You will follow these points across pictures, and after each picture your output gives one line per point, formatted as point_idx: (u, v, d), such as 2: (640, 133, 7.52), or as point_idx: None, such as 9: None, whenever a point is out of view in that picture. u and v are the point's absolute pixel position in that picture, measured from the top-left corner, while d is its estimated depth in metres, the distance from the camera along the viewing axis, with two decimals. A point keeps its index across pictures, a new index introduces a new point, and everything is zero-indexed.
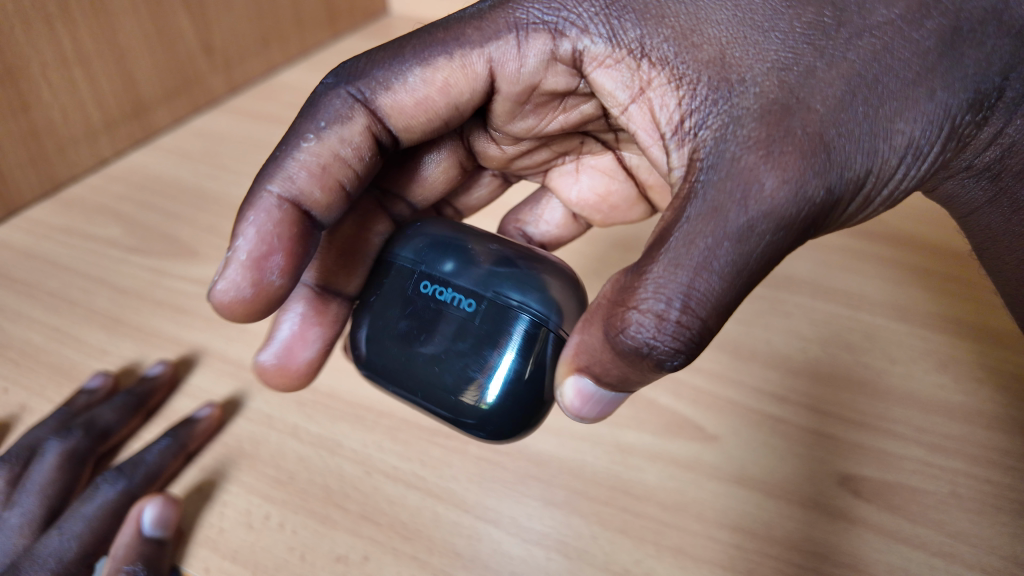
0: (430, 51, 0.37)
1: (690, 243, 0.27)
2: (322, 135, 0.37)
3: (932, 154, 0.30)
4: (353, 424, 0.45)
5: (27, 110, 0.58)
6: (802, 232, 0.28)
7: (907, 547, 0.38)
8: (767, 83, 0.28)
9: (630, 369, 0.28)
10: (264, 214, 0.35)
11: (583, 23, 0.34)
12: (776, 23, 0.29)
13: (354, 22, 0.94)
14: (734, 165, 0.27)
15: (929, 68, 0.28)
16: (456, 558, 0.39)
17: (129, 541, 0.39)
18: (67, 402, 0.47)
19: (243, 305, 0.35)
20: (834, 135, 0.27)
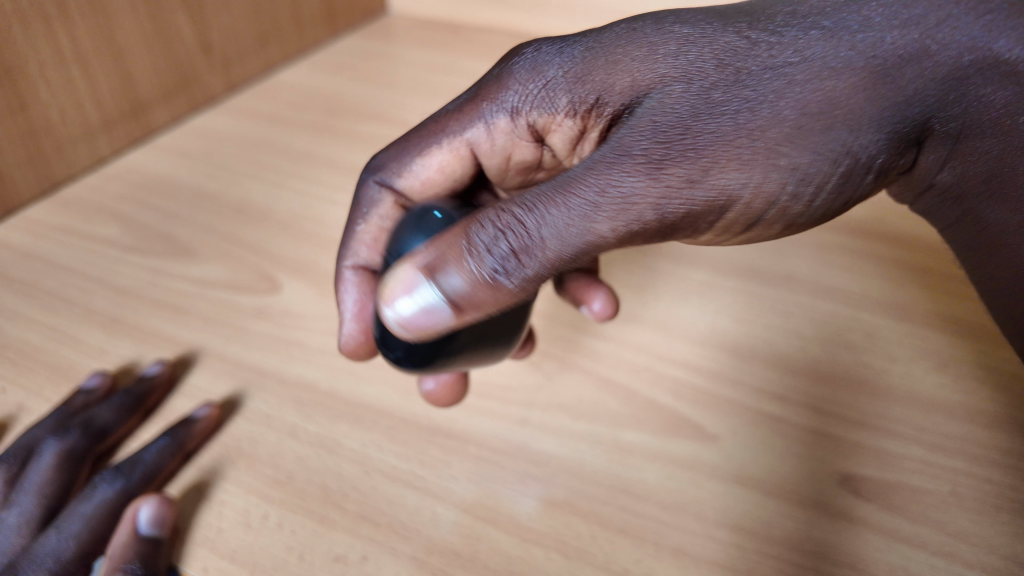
0: (424, 142, 0.47)
1: (566, 190, 0.34)
2: (367, 216, 0.48)
3: (828, 180, 0.34)
4: (352, 424, 0.45)
5: (25, 110, 0.58)
6: (669, 221, 0.35)
7: (907, 547, 0.38)
8: (670, 97, 0.36)
9: (473, 281, 0.34)
10: (352, 283, 0.49)
11: (528, 103, 0.43)
12: (697, 57, 0.36)
13: (352, 21, 0.94)
14: (612, 154, 0.34)
15: (833, 102, 0.33)
16: (456, 558, 0.38)
17: (127, 540, 0.38)
18: (65, 402, 0.46)
19: (358, 347, 0.46)
20: (705, 143, 0.34)
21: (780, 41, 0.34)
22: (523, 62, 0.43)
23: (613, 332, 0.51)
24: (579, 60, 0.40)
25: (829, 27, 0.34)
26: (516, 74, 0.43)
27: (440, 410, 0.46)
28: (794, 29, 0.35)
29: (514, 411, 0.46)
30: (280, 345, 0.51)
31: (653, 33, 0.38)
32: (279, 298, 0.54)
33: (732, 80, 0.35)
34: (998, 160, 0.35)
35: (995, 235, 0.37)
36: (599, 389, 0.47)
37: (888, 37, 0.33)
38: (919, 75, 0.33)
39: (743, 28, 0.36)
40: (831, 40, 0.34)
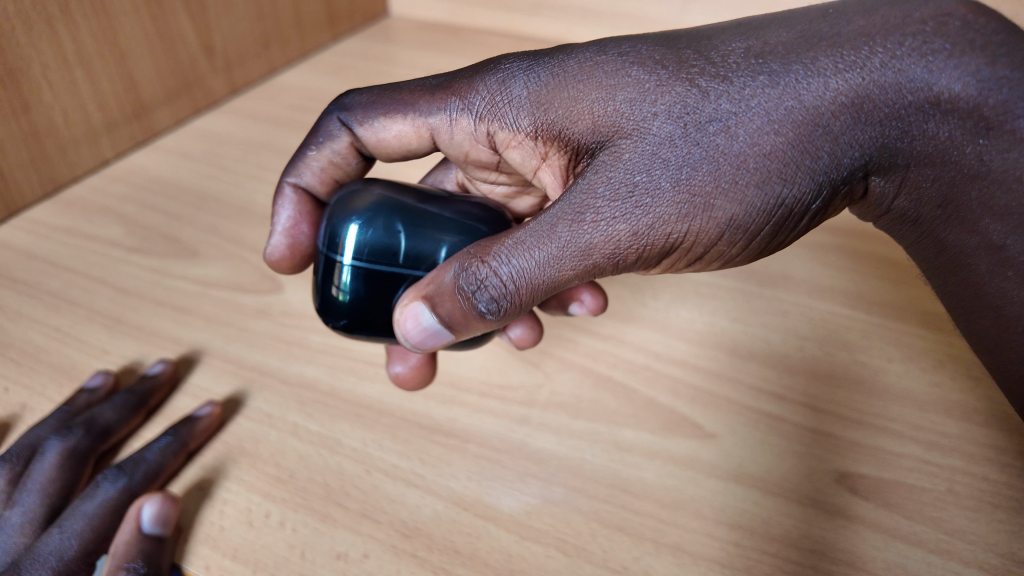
0: (392, 106, 0.44)
1: (530, 243, 0.36)
2: (322, 147, 0.47)
3: (761, 228, 0.35)
4: (353, 423, 0.46)
5: (28, 111, 0.58)
6: (628, 264, 0.37)
7: (905, 545, 0.38)
8: (624, 144, 0.35)
9: (458, 315, 0.37)
10: (290, 200, 0.48)
11: (490, 114, 0.41)
12: (649, 100, 0.35)
13: (353, 24, 0.95)
14: (572, 206, 0.36)
15: (770, 160, 0.33)
16: (457, 556, 0.39)
17: (129, 538, 0.39)
18: (67, 402, 0.47)
19: (283, 261, 0.50)
20: (654, 199, 0.35)
21: (721, 87, 0.34)
22: (495, 69, 0.41)
23: (612, 332, 0.51)
24: (545, 83, 0.39)
25: (770, 74, 0.33)
26: (486, 81, 0.40)
27: (440, 409, 0.47)
28: (738, 73, 0.34)
29: (514, 410, 0.46)
30: (280, 344, 0.51)
31: (604, 68, 0.37)
32: (280, 298, 0.55)
33: (677, 130, 0.34)
34: (950, 187, 0.34)
35: (953, 255, 0.36)
36: (598, 388, 0.47)
37: (829, 85, 0.33)
38: (856, 125, 0.33)
39: (687, 69, 0.35)
40: (772, 87, 0.33)
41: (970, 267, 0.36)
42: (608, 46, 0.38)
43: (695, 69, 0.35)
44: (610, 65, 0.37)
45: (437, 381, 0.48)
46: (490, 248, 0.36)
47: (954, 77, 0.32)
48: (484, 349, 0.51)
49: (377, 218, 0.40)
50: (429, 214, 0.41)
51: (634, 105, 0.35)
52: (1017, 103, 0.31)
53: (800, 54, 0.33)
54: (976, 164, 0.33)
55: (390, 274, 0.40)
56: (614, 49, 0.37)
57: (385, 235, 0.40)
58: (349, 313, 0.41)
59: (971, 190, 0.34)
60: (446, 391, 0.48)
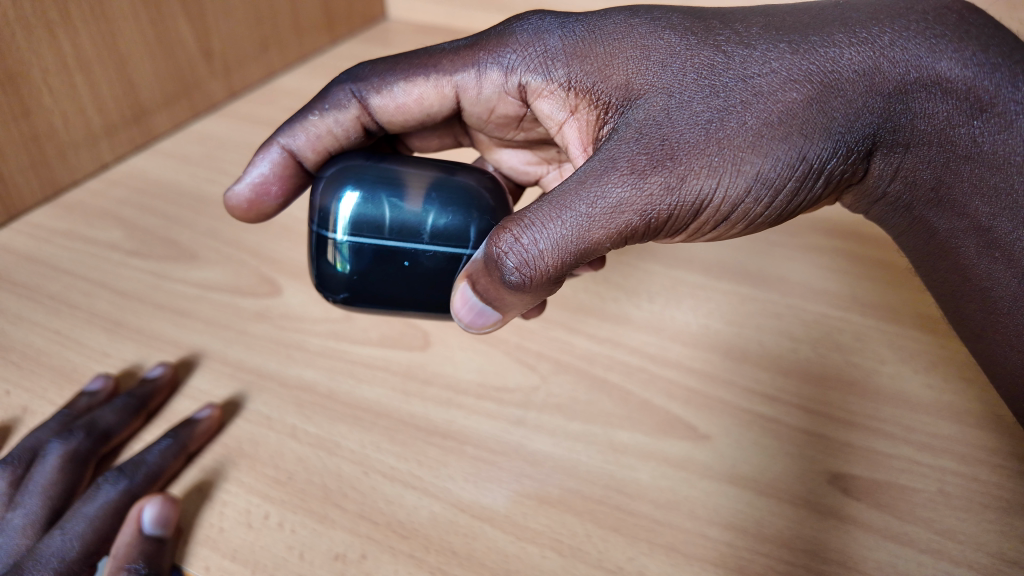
0: (414, 70, 0.45)
1: (561, 203, 0.35)
2: (326, 114, 0.46)
3: (785, 188, 0.35)
4: (351, 425, 0.46)
5: (28, 116, 0.58)
6: (651, 231, 0.36)
7: (896, 545, 0.39)
8: (654, 101, 0.36)
9: (492, 284, 0.37)
10: (271, 158, 0.48)
11: (525, 65, 0.42)
12: (677, 62, 0.36)
13: (353, 27, 0.96)
14: (603, 163, 0.35)
15: (792, 116, 0.34)
16: (453, 557, 0.39)
17: (130, 539, 0.39)
18: (68, 405, 0.47)
19: (239, 209, 0.50)
20: (683, 152, 0.34)
21: (747, 53, 0.35)
22: (525, 24, 0.42)
23: (607, 333, 0.52)
24: (579, 37, 0.40)
25: (789, 44, 0.35)
26: (518, 35, 0.42)
27: (437, 411, 0.47)
28: (763, 41, 0.35)
29: (511, 412, 0.47)
30: (279, 347, 0.52)
31: (638, 29, 0.38)
32: (279, 301, 0.55)
33: (707, 89, 0.35)
34: (944, 169, 0.35)
35: (942, 240, 0.37)
36: (594, 390, 0.48)
37: (844, 55, 0.34)
38: (874, 90, 0.34)
39: (715, 37, 0.36)
40: (795, 54, 0.34)
41: (958, 251, 0.37)
42: (638, 13, 0.39)
43: (723, 37, 0.36)
44: (643, 28, 0.38)
45: (434, 383, 0.49)
46: (518, 219, 0.35)
47: (958, 57, 0.33)
48: (481, 350, 0.51)
49: (368, 191, 0.41)
50: (418, 184, 0.42)
51: (665, 67, 0.36)
52: (1008, 87, 0.33)
53: (817, 26, 0.35)
54: (970, 146, 0.34)
55: (378, 245, 0.41)
56: (646, 14, 0.39)
57: (370, 207, 0.41)
58: (347, 285, 0.42)
59: (963, 172, 0.35)
60: (444, 393, 0.48)
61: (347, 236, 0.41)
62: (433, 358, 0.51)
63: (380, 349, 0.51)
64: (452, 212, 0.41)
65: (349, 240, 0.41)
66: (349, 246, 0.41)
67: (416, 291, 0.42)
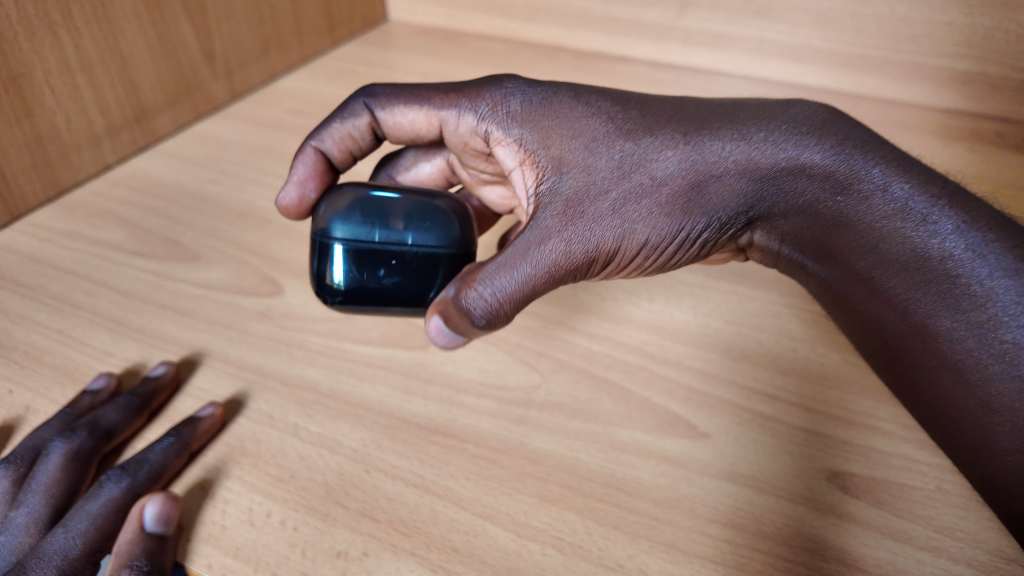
0: (414, 98, 0.48)
1: (511, 265, 0.39)
2: (345, 121, 0.51)
3: (672, 249, 0.42)
4: (353, 424, 0.46)
5: (31, 118, 0.59)
6: (581, 271, 0.42)
7: (895, 543, 0.39)
8: (577, 176, 0.41)
9: (459, 321, 0.40)
10: (307, 159, 0.52)
11: (492, 118, 0.45)
12: (597, 142, 0.41)
13: (353, 30, 0.98)
14: (538, 230, 0.40)
15: (679, 198, 0.40)
16: (454, 554, 0.39)
17: (133, 537, 0.40)
18: (70, 403, 0.47)
19: (291, 208, 0.53)
20: (597, 223, 0.40)
21: (647, 139, 0.40)
22: (501, 86, 0.45)
23: (606, 332, 0.52)
24: (534, 106, 0.44)
25: (681, 134, 0.40)
26: (491, 92, 0.45)
27: (438, 410, 0.47)
28: (662, 129, 0.40)
29: (511, 411, 0.47)
30: (281, 346, 0.52)
31: (571, 110, 0.42)
32: (280, 301, 0.56)
33: (616, 169, 0.40)
34: (823, 236, 0.40)
35: (835, 292, 0.41)
36: (594, 389, 0.48)
37: (726, 147, 0.39)
38: (749, 171, 0.39)
39: (626, 125, 0.41)
40: (684, 143, 0.40)
41: (851, 299, 0.40)
42: (578, 94, 0.43)
43: (632, 122, 0.41)
44: (574, 108, 0.42)
45: (435, 382, 0.49)
46: (479, 273, 0.40)
47: (814, 150, 0.39)
48: (482, 349, 0.51)
49: (355, 215, 0.43)
50: (400, 207, 0.44)
51: (586, 145, 0.41)
52: (862, 170, 0.38)
53: (708, 118, 0.41)
54: (837, 218, 0.39)
55: (367, 248, 0.43)
56: (577, 95, 0.43)
57: (357, 230, 0.43)
58: (343, 289, 0.44)
59: (840, 239, 0.39)
60: (444, 392, 0.48)
61: (340, 256, 0.43)
62: (434, 357, 0.51)
63: (382, 348, 0.52)
64: (432, 228, 0.44)
65: (341, 261, 0.43)
66: (342, 266, 0.43)
67: (405, 292, 0.44)
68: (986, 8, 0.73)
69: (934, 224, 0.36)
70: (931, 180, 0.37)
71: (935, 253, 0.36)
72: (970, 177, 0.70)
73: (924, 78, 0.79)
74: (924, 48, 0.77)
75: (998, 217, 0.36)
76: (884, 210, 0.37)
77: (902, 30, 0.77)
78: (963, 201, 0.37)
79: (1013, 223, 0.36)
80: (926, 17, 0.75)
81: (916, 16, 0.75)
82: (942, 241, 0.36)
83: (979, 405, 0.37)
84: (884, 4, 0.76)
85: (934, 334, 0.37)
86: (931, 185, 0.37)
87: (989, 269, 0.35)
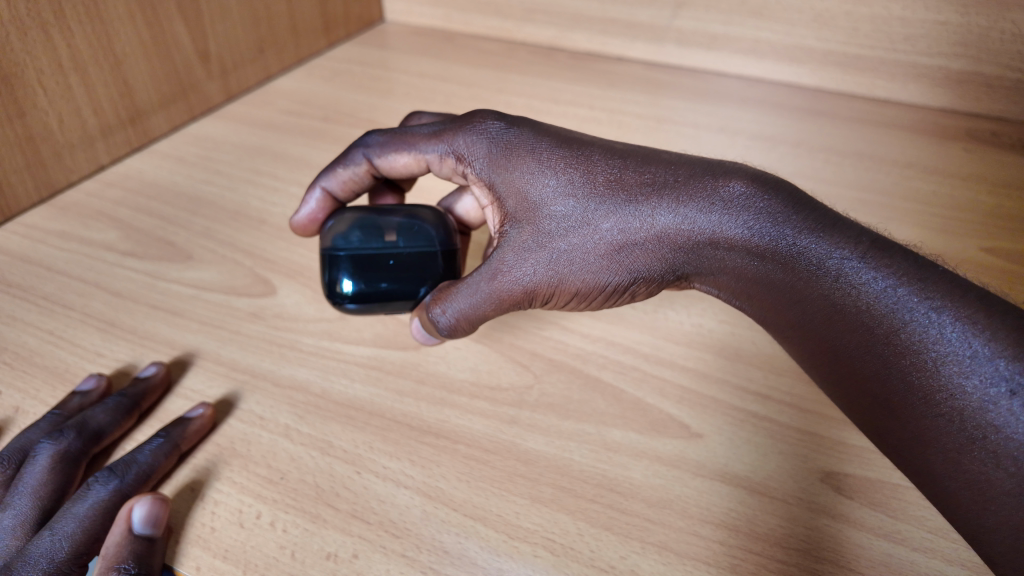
0: (403, 145, 0.48)
1: (464, 293, 0.42)
2: (347, 168, 0.50)
3: (606, 297, 0.43)
4: (345, 424, 0.46)
5: (24, 117, 0.58)
6: (533, 302, 0.43)
7: (889, 543, 0.39)
8: (525, 228, 0.42)
9: (431, 327, 0.45)
10: (316, 199, 0.52)
11: (467, 158, 0.45)
12: (543, 197, 0.42)
13: (348, 30, 0.99)
14: (487, 273, 0.42)
15: (608, 258, 0.41)
16: (445, 555, 0.39)
17: (120, 539, 0.38)
18: (59, 405, 0.46)
19: (301, 231, 0.54)
20: (535, 274, 0.42)
21: (576, 200, 0.41)
22: (474, 126, 0.45)
23: (600, 332, 0.52)
24: (500, 151, 0.44)
25: (613, 200, 0.41)
26: (464, 133, 0.45)
27: (431, 411, 0.47)
28: (599, 191, 0.41)
29: (504, 411, 0.47)
30: (273, 346, 0.52)
31: (528, 161, 0.43)
32: (273, 301, 0.55)
33: (555, 227, 0.41)
34: (751, 293, 0.41)
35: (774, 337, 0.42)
36: (587, 389, 0.48)
37: (652, 217, 0.40)
38: (670, 237, 0.40)
39: (571, 184, 0.41)
40: (611, 209, 0.41)
41: (788, 345, 0.41)
42: (538, 144, 0.43)
43: (563, 178, 0.42)
44: (530, 160, 0.43)
45: (428, 382, 0.49)
46: (445, 292, 0.43)
47: (737, 220, 0.39)
48: (475, 349, 0.51)
49: (356, 231, 0.46)
50: (394, 220, 0.47)
51: (535, 198, 0.42)
52: (787, 241, 0.38)
53: (633, 178, 0.41)
54: (763, 281, 0.39)
55: (368, 254, 0.45)
56: (535, 144, 0.43)
57: (359, 242, 0.46)
58: (351, 296, 0.45)
59: (768, 299, 0.40)
60: (437, 392, 0.48)
61: (346, 267, 0.45)
62: (426, 357, 0.51)
63: (374, 349, 0.52)
64: (426, 234, 0.47)
65: (348, 271, 0.45)
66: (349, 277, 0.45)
67: (404, 288, 0.46)
68: (980, 7, 0.72)
69: (848, 281, 0.36)
70: (848, 236, 0.37)
71: (850, 307, 0.36)
72: (964, 176, 0.70)
73: (918, 77, 0.80)
74: (920, 48, 0.77)
75: (917, 267, 0.35)
76: (799, 269, 0.37)
77: (897, 30, 0.76)
78: (880, 255, 0.36)
79: (936, 269, 0.35)
80: (922, 16, 0.75)
81: (913, 15, 0.75)
82: (856, 295, 0.36)
83: (910, 441, 0.35)
84: (880, 3, 0.76)
85: (859, 379, 0.36)
86: (846, 239, 0.37)
87: (904, 320, 0.34)
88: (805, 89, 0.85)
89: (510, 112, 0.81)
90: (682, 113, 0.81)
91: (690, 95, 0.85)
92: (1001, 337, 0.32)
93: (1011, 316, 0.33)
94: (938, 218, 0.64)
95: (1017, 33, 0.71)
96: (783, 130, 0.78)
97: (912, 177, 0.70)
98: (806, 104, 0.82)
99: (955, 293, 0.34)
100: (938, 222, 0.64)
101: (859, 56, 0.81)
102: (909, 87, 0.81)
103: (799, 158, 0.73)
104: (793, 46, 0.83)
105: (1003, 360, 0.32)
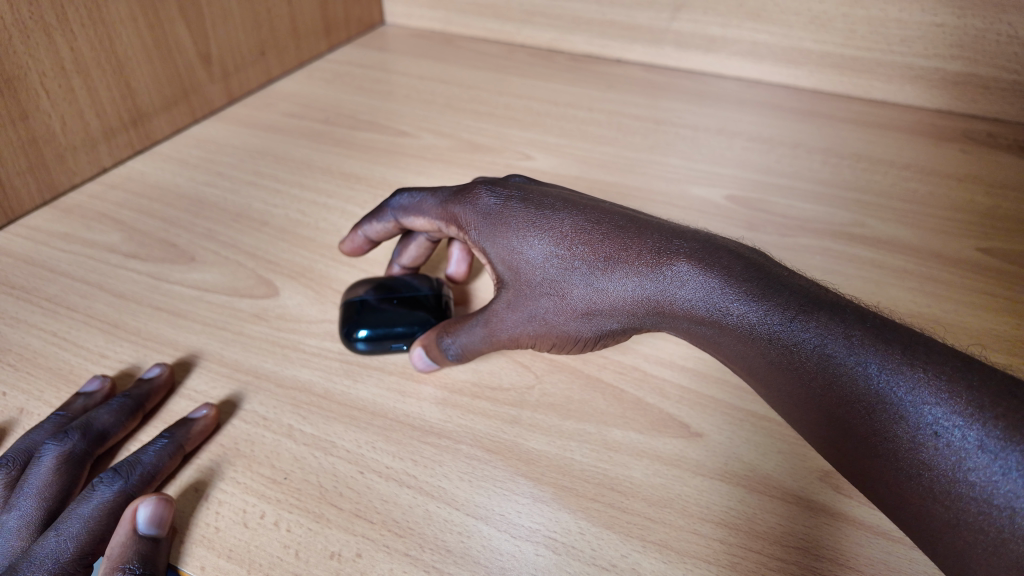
0: (420, 212, 0.51)
1: (460, 338, 0.47)
2: (378, 223, 0.54)
3: (584, 343, 0.46)
4: (347, 424, 0.46)
5: (26, 119, 0.58)
6: (523, 345, 0.47)
7: (887, 542, 0.39)
8: (508, 290, 0.45)
9: (436, 360, 0.48)
10: (354, 239, 0.56)
11: (461, 226, 0.48)
12: (520, 264, 0.45)
13: (348, 33, 0.99)
14: (477, 328, 0.46)
15: (576, 314, 0.44)
16: (447, 555, 0.39)
17: (125, 540, 0.38)
18: (64, 406, 0.46)
19: (345, 252, 0.58)
20: (519, 328, 0.45)
21: (545, 267, 0.44)
22: (465, 197, 0.48)
23: None
24: (484, 221, 0.46)
25: (576, 267, 0.43)
26: (457, 204, 0.48)
27: (432, 411, 0.47)
28: (564, 259, 0.43)
29: (506, 411, 0.47)
30: (275, 347, 0.52)
31: (507, 231, 0.45)
32: (276, 303, 0.56)
33: (531, 290, 0.44)
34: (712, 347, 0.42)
35: None
36: (588, 389, 0.49)
37: (609, 284, 0.42)
38: (619, 294, 0.42)
39: (540, 253, 0.44)
40: (574, 276, 0.43)
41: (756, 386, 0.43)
42: (515, 213, 0.46)
43: (531, 244, 0.44)
44: (509, 229, 0.45)
45: (430, 383, 0.50)
46: (454, 324, 0.47)
47: (680, 290, 0.40)
48: None
49: (370, 289, 0.53)
50: (401, 282, 0.54)
51: (513, 265, 0.45)
52: (725, 312, 0.39)
53: (586, 241, 0.43)
54: (715, 342, 0.41)
55: (379, 300, 0.51)
56: (513, 213, 0.46)
57: (372, 295, 0.52)
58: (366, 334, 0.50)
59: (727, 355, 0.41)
60: (440, 393, 0.49)
61: (361, 310, 0.51)
62: None
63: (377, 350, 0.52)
64: (426, 286, 0.54)
65: (362, 313, 0.51)
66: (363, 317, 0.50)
67: (409, 320, 0.50)
68: (977, 9, 0.72)
69: (779, 340, 0.37)
70: (784, 296, 0.37)
71: (784, 366, 0.37)
72: (959, 176, 0.71)
73: (915, 78, 0.80)
74: (916, 49, 0.77)
75: (843, 322, 0.35)
76: (736, 332, 0.39)
77: (893, 31, 0.77)
78: (813, 315, 0.36)
79: (865, 322, 0.35)
80: (918, 18, 0.75)
81: (909, 17, 0.75)
82: (793, 363, 0.36)
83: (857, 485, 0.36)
84: (876, 5, 0.76)
85: (808, 434, 0.37)
86: (776, 297, 0.37)
87: (839, 384, 0.34)
88: (802, 91, 0.86)
89: (509, 113, 0.81)
90: (681, 114, 0.81)
91: (689, 96, 0.85)
92: (927, 385, 0.32)
93: (941, 364, 0.32)
94: (935, 218, 0.65)
95: (1012, 35, 0.71)
96: (780, 131, 0.78)
97: (909, 177, 0.71)
98: (804, 105, 0.83)
99: (888, 354, 0.33)
100: (935, 222, 0.64)
101: (856, 57, 0.81)
102: (905, 88, 0.82)
103: (797, 159, 0.74)
104: (790, 48, 0.84)
105: (928, 406, 0.31)
